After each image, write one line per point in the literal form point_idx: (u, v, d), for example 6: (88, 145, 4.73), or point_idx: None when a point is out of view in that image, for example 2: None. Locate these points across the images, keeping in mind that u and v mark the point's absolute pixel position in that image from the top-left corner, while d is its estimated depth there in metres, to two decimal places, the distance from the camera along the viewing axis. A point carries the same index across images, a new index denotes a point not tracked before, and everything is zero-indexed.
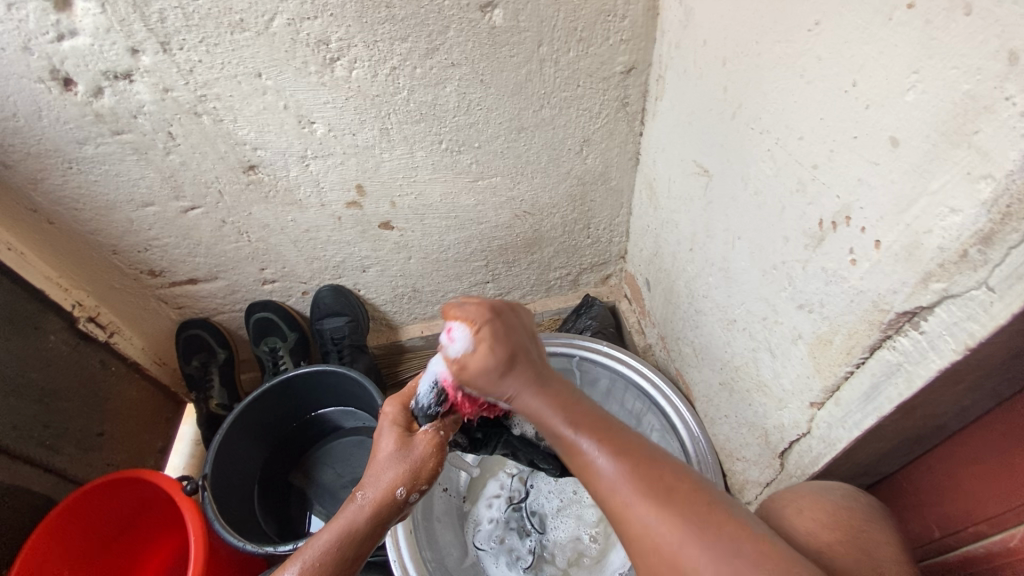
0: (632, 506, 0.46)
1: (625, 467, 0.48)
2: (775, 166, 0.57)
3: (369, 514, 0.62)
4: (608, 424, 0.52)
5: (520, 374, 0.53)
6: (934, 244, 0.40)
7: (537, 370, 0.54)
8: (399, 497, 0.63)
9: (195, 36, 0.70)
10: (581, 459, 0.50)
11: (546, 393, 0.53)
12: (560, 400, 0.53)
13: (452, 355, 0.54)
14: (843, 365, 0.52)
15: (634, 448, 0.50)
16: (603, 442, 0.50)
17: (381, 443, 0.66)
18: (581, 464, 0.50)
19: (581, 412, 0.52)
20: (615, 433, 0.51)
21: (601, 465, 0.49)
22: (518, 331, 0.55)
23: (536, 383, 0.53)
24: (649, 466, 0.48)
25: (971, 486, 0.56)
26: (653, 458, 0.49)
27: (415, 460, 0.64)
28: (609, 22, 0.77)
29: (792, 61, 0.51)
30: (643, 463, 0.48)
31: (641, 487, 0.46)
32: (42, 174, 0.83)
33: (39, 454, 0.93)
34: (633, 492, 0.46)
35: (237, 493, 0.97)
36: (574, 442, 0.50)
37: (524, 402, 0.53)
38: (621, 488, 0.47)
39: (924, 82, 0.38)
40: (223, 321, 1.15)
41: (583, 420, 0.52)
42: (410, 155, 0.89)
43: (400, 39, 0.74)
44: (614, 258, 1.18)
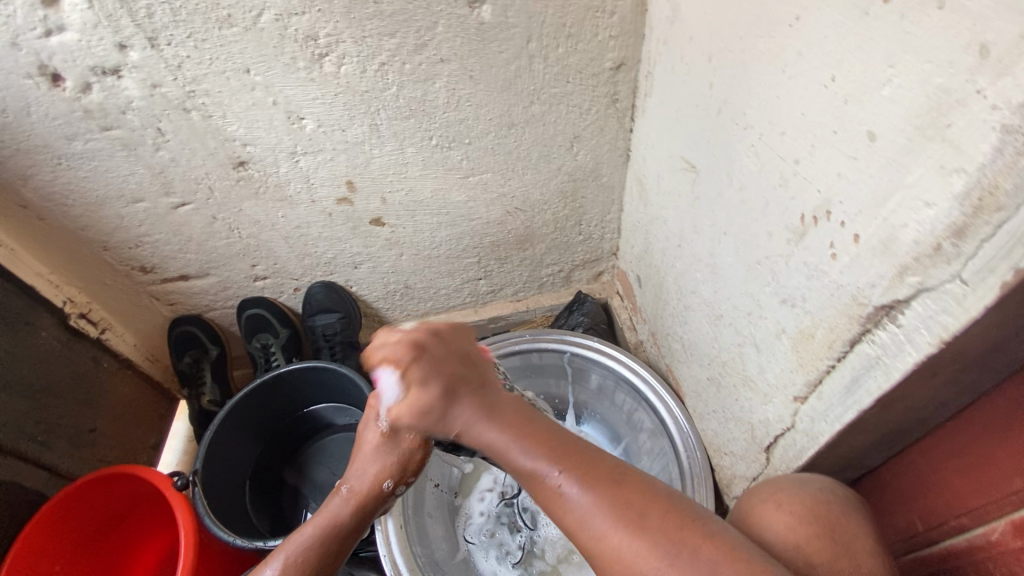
0: (602, 534, 0.49)
1: (587, 494, 0.50)
2: (758, 162, 0.57)
3: (354, 507, 0.63)
4: (565, 444, 0.54)
5: (463, 406, 0.55)
6: (909, 238, 0.40)
7: (482, 400, 0.56)
8: (384, 490, 0.64)
9: (183, 32, 0.70)
10: (544, 486, 0.52)
11: (490, 419, 0.55)
12: (508, 425, 0.55)
13: (388, 400, 0.57)
14: (824, 359, 0.53)
15: (598, 472, 0.52)
16: (565, 470, 0.52)
17: (366, 434, 0.65)
18: (545, 492, 0.52)
19: (536, 433, 0.55)
20: (572, 454, 0.53)
21: (566, 493, 0.51)
22: (451, 359, 0.57)
23: (483, 414, 0.55)
24: (611, 491, 0.50)
25: (953, 480, 0.57)
26: (616, 478, 0.51)
27: (402, 452, 0.64)
28: (597, 18, 0.77)
29: (774, 56, 0.51)
30: (608, 489, 0.50)
31: (608, 514, 0.49)
32: (31, 170, 0.83)
33: (31, 450, 0.93)
34: (604, 521, 0.49)
35: (229, 489, 0.98)
36: (532, 470, 0.53)
37: (470, 433, 0.56)
38: (590, 517, 0.50)
39: (899, 76, 0.38)
40: (215, 318, 1.15)
41: (540, 445, 0.54)
42: (400, 151, 0.90)
43: (389, 35, 0.74)
44: (606, 254, 1.19)
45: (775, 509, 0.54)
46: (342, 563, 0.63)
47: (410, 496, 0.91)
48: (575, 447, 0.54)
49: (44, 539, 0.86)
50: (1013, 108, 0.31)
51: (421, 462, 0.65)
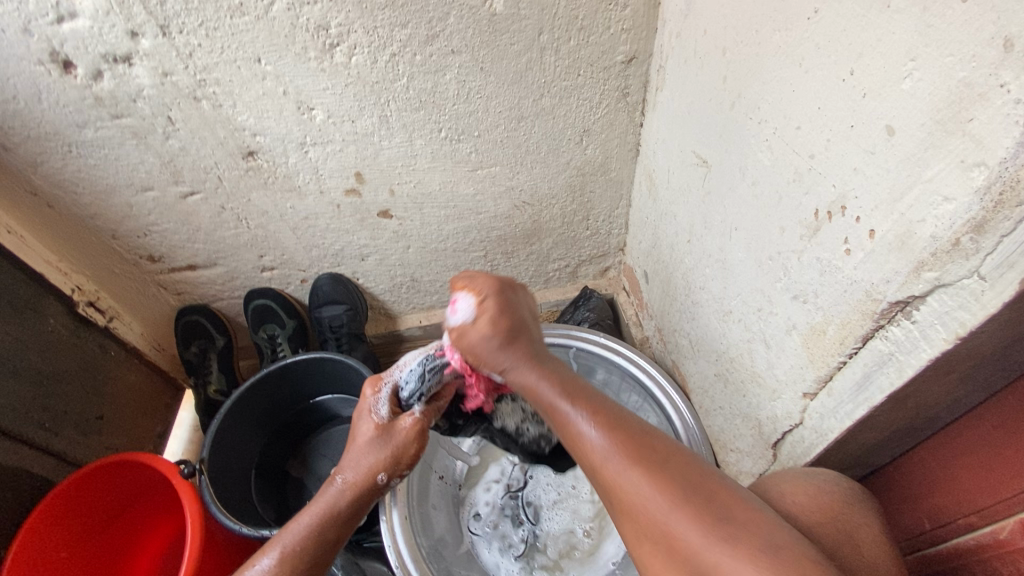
0: (628, 481, 0.46)
1: (617, 439, 0.48)
2: (772, 156, 0.57)
3: (350, 498, 0.64)
4: (597, 397, 0.53)
5: (519, 352, 0.54)
6: (926, 233, 0.40)
7: (536, 354, 0.55)
8: (379, 482, 0.66)
9: (195, 20, 0.70)
10: (574, 431, 0.51)
11: (538, 367, 0.54)
12: (554, 374, 0.54)
13: (452, 323, 0.56)
14: (836, 355, 0.52)
15: (638, 433, 0.49)
16: (605, 423, 0.50)
17: (362, 426, 0.67)
18: (575, 437, 0.51)
19: (578, 387, 0.54)
20: (603, 402, 0.52)
21: (594, 439, 0.49)
22: (519, 306, 0.57)
23: (534, 364, 0.55)
24: (640, 439, 0.49)
25: (961, 478, 0.57)
26: (645, 430, 0.50)
27: (395, 445, 0.66)
28: (610, 10, 0.77)
29: (790, 50, 0.51)
30: (645, 448, 0.48)
31: (644, 469, 0.46)
32: (42, 157, 0.83)
33: (39, 437, 0.94)
34: (638, 475, 0.46)
35: (235, 478, 0.98)
36: (566, 413, 0.52)
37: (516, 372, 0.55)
38: (616, 464, 0.47)
39: (920, 71, 0.38)
40: (222, 308, 1.16)
41: (582, 397, 0.52)
42: (410, 143, 0.89)
43: (400, 26, 0.74)
44: (613, 250, 1.18)
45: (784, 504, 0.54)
46: (342, 549, 0.63)
47: (415, 486, 0.92)
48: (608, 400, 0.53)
49: (52, 525, 0.86)
50: None
51: (414, 456, 0.67)
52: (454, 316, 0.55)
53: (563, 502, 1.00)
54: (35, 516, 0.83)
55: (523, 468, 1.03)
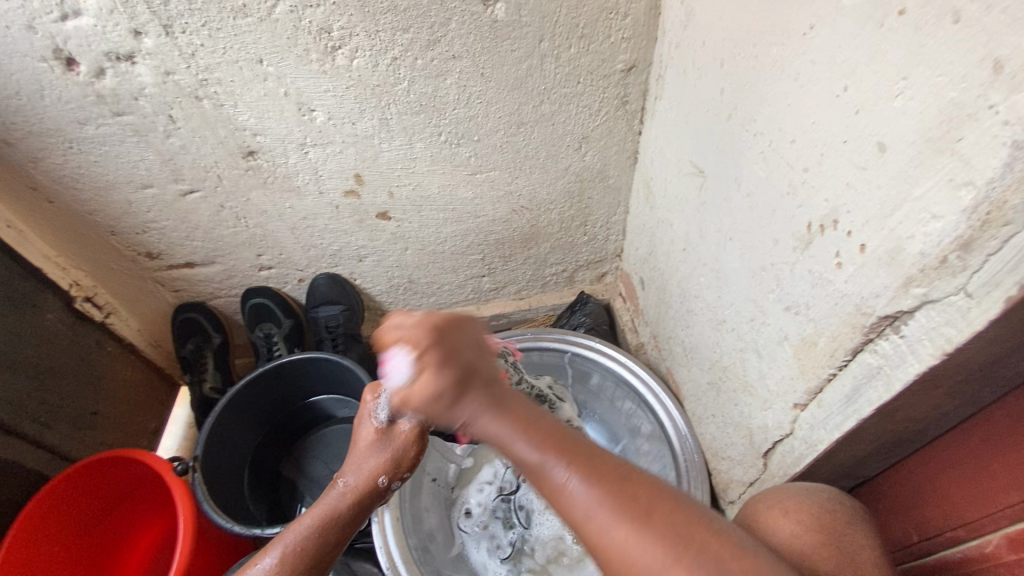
0: (615, 541, 0.43)
1: (604, 496, 0.44)
2: (767, 168, 0.57)
3: (352, 500, 0.64)
4: (570, 440, 0.47)
5: (477, 399, 0.45)
6: (915, 249, 0.40)
7: (494, 392, 0.46)
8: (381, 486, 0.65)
9: (198, 20, 0.71)
10: (554, 489, 0.45)
11: (499, 412, 0.46)
12: (517, 415, 0.46)
13: (392, 382, 0.44)
14: (826, 367, 0.53)
15: (612, 471, 0.45)
16: (580, 469, 0.45)
17: (363, 431, 0.67)
18: (556, 495, 0.45)
19: (540, 424, 0.47)
20: (576, 450, 0.46)
21: (579, 495, 0.44)
22: (464, 346, 0.45)
23: (492, 408, 0.46)
24: (626, 493, 0.44)
25: (949, 491, 0.57)
26: (625, 477, 0.45)
27: (395, 449, 0.66)
28: (610, 19, 0.77)
29: (786, 65, 0.51)
30: (622, 491, 0.44)
31: (625, 517, 0.43)
32: (43, 152, 0.83)
33: (33, 431, 0.94)
34: (620, 528, 0.43)
35: (228, 476, 0.98)
36: (539, 468, 0.45)
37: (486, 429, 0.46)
38: (601, 522, 0.43)
39: (912, 89, 0.38)
40: (219, 306, 1.16)
41: (547, 437, 0.46)
42: (409, 146, 0.90)
43: (402, 30, 0.74)
44: (610, 256, 1.19)
45: (773, 514, 0.54)
46: (341, 552, 0.63)
47: (407, 487, 0.92)
48: (580, 443, 0.47)
49: (45, 519, 0.86)
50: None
51: (416, 459, 0.67)
52: (391, 378, 0.43)
53: None
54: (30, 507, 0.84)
55: (517, 471, 1.03)
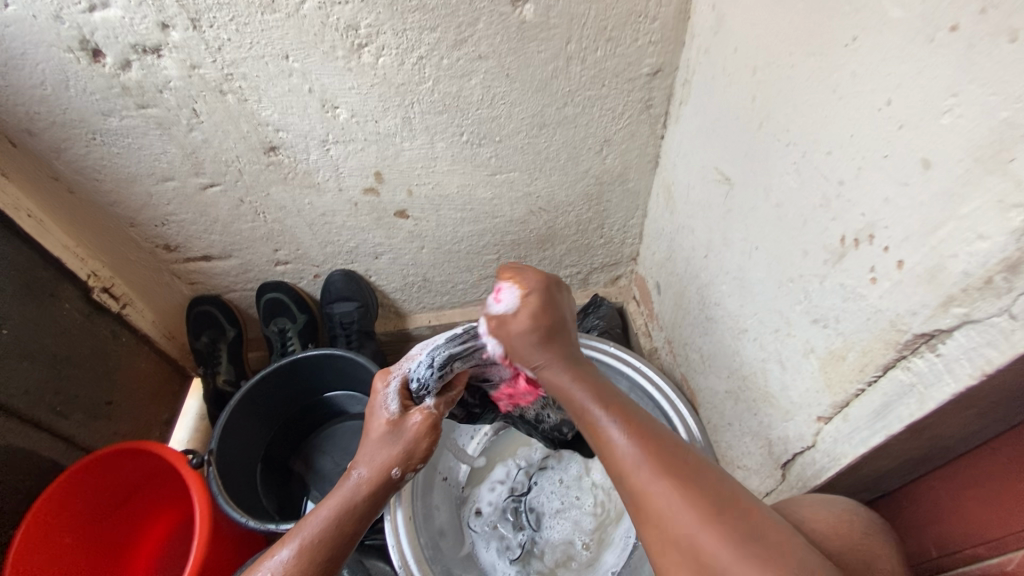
0: (654, 490, 0.49)
1: (640, 446, 0.53)
2: (799, 179, 0.57)
3: (368, 492, 0.64)
4: (624, 407, 0.58)
5: (552, 348, 0.63)
6: (958, 268, 0.40)
7: (568, 353, 0.64)
8: (396, 477, 0.66)
9: (226, 14, 0.70)
10: (603, 437, 0.55)
11: (568, 367, 0.62)
12: (581, 376, 0.62)
13: (493, 312, 0.66)
14: (855, 382, 0.53)
15: (657, 438, 0.53)
16: (629, 429, 0.54)
17: (374, 421, 0.67)
18: (604, 441, 0.55)
19: (602, 392, 0.59)
20: (629, 412, 0.57)
21: (619, 444, 0.54)
22: (559, 308, 0.66)
23: (564, 362, 0.63)
24: (662, 449, 0.52)
25: (972, 509, 0.57)
26: (665, 441, 0.53)
27: (408, 441, 0.66)
28: (639, 23, 0.77)
29: (824, 76, 0.51)
30: (662, 451, 0.52)
31: (661, 468, 0.50)
32: (66, 143, 0.83)
33: (49, 420, 0.94)
34: (657, 478, 0.49)
35: (241, 469, 0.99)
36: (599, 422, 0.56)
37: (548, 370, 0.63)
38: (641, 471, 0.51)
39: (961, 106, 0.38)
40: (234, 300, 1.16)
41: (608, 403, 0.57)
42: (430, 146, 0.90)
43: (429, 29, 0.74)
44: (626, 259, 1.19)
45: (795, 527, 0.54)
46: (353, 549, 0.62)
47: (420, 484, 0.92)
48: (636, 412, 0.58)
49: (59, 508, 0.87)
50: None
51: (429, 450, 0.68)
52: (495, 308, 0.65)
53: (566, 511, 0.99)
54: (46, 495, 0.84)
55: (529, 473, 1.03)
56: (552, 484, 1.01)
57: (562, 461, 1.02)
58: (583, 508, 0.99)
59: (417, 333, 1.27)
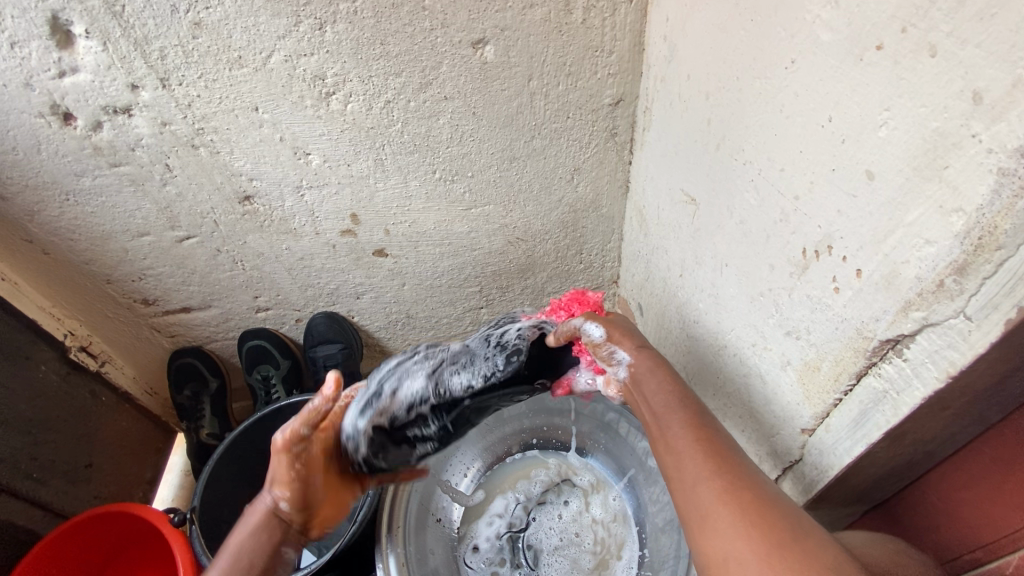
0: (705, 489, 0.53)
1: (711, 457, 0.55)
2: (759, 197, 0.58)
3: (252, 528, 0.64)
4: (710, 425, 0.59)
5: (648, 358, 0.68)
6: (911, 274, 0.41)
7: (662, 364, 0.67)
8: (281, 507, 0.65)
9: (194, 72, 0.72)
10: (673, 441, 0.59)
11: (662, 379, 0.65)
12: (671, 391, 0.63)
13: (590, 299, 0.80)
14: (831, 392, 0.53)
15: (731, 457, 0.55)
16: (701, 440, 0.57)
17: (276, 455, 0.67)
18: (673, 447, 0.58)
19: (688, 405, 0.62)
20: (708, 425, 0.59)
21: (689, 450, 0.57)
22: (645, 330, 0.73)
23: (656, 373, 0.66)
24: (732, 465, 0.54)
25: (964, 514, 0.57)
26: (736, 458, 0.55)
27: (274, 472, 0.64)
28: (596, 57, 0.80)
29: (770, 97, 0.53)
30: (730, 466, 0.54)
31: (721, 474, 0.53)
32: (40, 206, 0.84)
33: (25, 487, 0.92)
34: (713, 480, 0.53)
35: (226, 526, 0.96)
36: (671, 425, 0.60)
37: (637, 363, 0.68)
38: (702, 474, 0.54)
39: (895, 119, 0.39)
40: (216, 350, 1.15)
41: (692, 417, 0.60)
42: (405, 185, 0.91)
43: (394, 74, 0.76)
44: (607, 282, 1.19)
45: None
46: None
47: (412, 524, 0.90)
48: (711, 423, 0.59)
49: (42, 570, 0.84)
50: (1009, 152, 0.33)
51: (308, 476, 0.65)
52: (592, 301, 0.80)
53: (564, 549, 0.95)
54: (31, 556, 0.82)
55: (527, 507, 1.00)
56: (552, 519, 0.97)
57: (561, 495, 0.99)
58: (582, 545, 0.95)
59: None
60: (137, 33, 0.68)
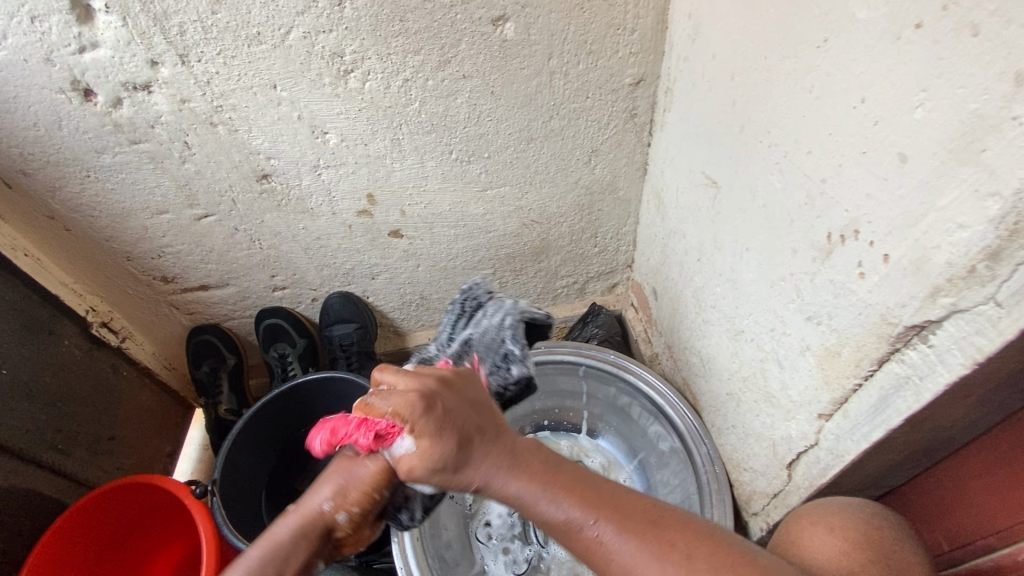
0: (606, 546, 0.49)
1: (591, 512, 0.51)
2: (783, 180, 0.57)
3: (298, 527, 0.53)
4: (567, 467, 0.55)
5: (480, 449, 0.52)
6: (941, 259, 0.40)
7: (495, 442, 0.54)
8: (337, 522, 0.54)
9: (213, 49, 0.72)
10: (552, 519, 0.51)
11: (503, 460, 0.53)
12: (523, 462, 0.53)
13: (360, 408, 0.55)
14: (852, 378, 0.53)
15: (595, 490, 0.53)
16: (567, 492, 0.52)
17: (354, 458, 0.56)
18: (555, 524, 0.51)
19: (543, 469, 0.53)
20: (566, 474, 0.53)
21: (572, 518, 0.50)
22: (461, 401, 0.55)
23: (495, 453, 0.53)
24: (612, 500, 0.52)
25: (979, 501, 0.57)
26: (607, 489, 0.53)
27: (361, 476, 0.55)
28: (618, 35, 0.78)
29: (799, 77, 0.52)
30: (604, 499, 0.52)
31: (612, 522, 0.50)
32: (61, 182, 0.85)
33: (51, 458, 0.94)
34: (613, 535, 0.49)
35: (246, 498, 0.98)
36: (546, 504, 0.51)
37: (487, 465, 0.52)
38: (601, 532, 0.50)
39: (932, 100, 0.39)
40: (234, 327, 1.16)
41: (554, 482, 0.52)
42: (421, 165, 0.91)
43: (413, 52, 0.76)
44: (621, 266, 1.19)
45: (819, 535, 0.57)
46: None
47: None
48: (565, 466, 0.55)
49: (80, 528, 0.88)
50: None
51: (383, 496, 0.57)
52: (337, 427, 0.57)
53: None
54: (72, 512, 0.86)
55: None
56: None
57: None
58: None
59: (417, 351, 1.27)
60: (157, 8, 0.67)
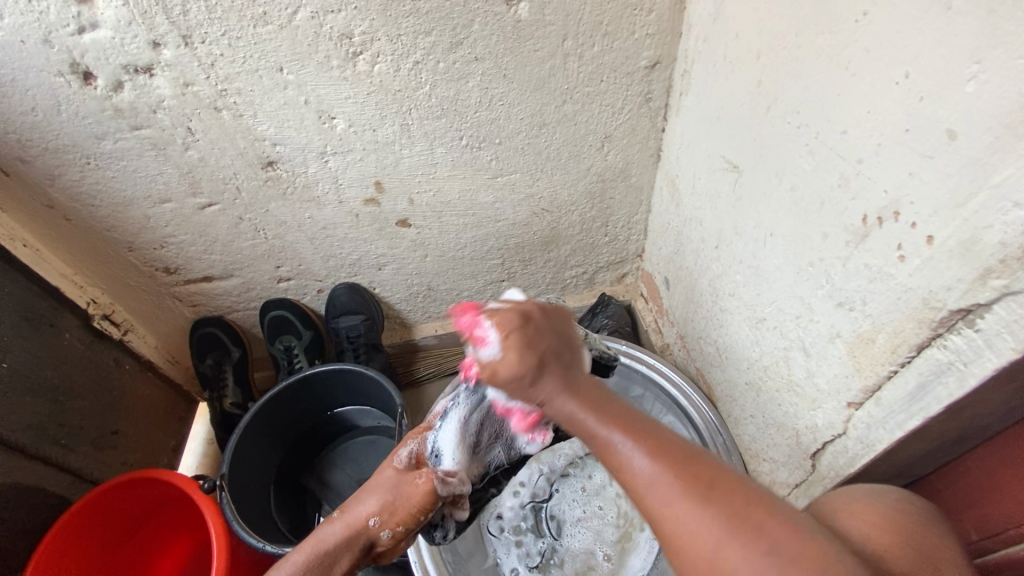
0: (671, 508, 0.40)
1: (664, 463, 0.41)
2: (814, 162, 0.55)
3: (342, 533, 0.59)
4: (642, 418, 0.45)
5: (551, 375, 0.47)
6: (994, 239, 0.39)
7: (568, 373, 0.47)
8: (379, 538, 0.60)
9: (218, 29, 0.69)
10: (616, 460, 0.43)
11: (572, 391, 0.46)
12: (593, 397, 0.46)
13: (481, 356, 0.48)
14: (886, 365, 0.51)
15: (670, 443, 0.43)
16: (639, 438, 0.43)
17: (398, 477, 0.63)
18: (616, 465, 0.43)
19: (614, 407, 0.45)
20: (650, 423, 0.44)
21: (637, 466, 0.42)
22: (552, 331, 0.49)
23: (567, 386, 0.46)
24: (686, 458, 0.42)
25: (1012, 489, 0.55)
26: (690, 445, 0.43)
27: (403, 495, 0.61)
28: (634, 15, 0.76)
29: (834, 54, 0.50)
30: (679, 456, 0.42)
31: (684, 479, 0.40)
32: (60, 169, 0.82)
33: (54, 453, 0.92)
34: (676, 492, 0.40)
35: (254, 493, 0.96)
36: (610, 445, 0.43)
37: (562, 399, 0.46)
38: (664, 490, 0.40)
39: (987, 72, 0.37)
40: (237, 320, 1.14)
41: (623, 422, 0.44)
42: (430, 151, 0.88)
43: (424, 33, 0.73)
44: (632, 256, 1.17)
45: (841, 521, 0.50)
46: None
47: None
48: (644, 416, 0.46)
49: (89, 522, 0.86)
50: None
51: (423, 520, 0.63)
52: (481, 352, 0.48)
53: (588, 520, 0.96)
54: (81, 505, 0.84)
55: (551, 479, 1.00)
56: (574, 492, 0.98)
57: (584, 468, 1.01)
58: (606, 518, 0.96)
59: (423, 343, 1.25)
60: None
